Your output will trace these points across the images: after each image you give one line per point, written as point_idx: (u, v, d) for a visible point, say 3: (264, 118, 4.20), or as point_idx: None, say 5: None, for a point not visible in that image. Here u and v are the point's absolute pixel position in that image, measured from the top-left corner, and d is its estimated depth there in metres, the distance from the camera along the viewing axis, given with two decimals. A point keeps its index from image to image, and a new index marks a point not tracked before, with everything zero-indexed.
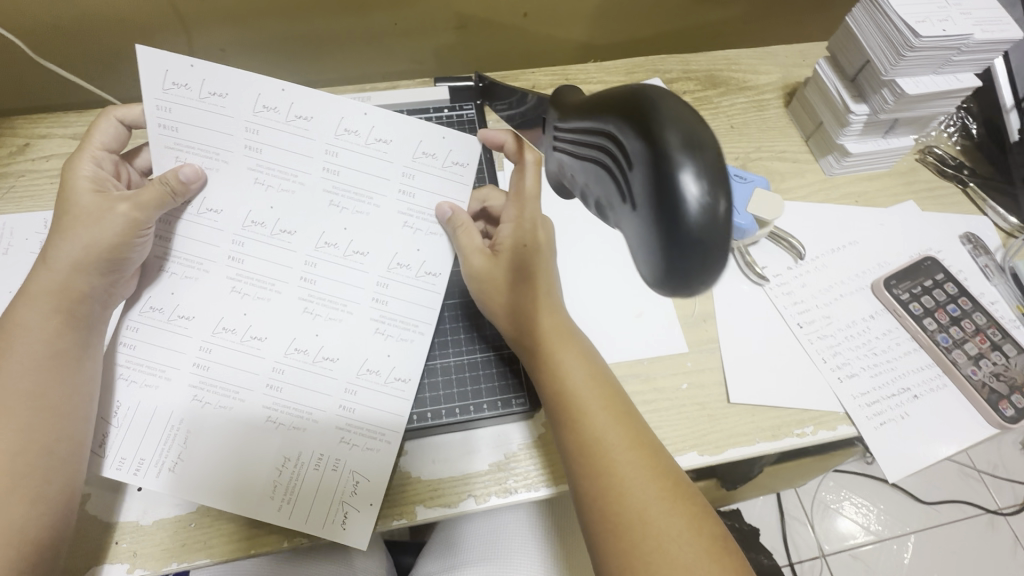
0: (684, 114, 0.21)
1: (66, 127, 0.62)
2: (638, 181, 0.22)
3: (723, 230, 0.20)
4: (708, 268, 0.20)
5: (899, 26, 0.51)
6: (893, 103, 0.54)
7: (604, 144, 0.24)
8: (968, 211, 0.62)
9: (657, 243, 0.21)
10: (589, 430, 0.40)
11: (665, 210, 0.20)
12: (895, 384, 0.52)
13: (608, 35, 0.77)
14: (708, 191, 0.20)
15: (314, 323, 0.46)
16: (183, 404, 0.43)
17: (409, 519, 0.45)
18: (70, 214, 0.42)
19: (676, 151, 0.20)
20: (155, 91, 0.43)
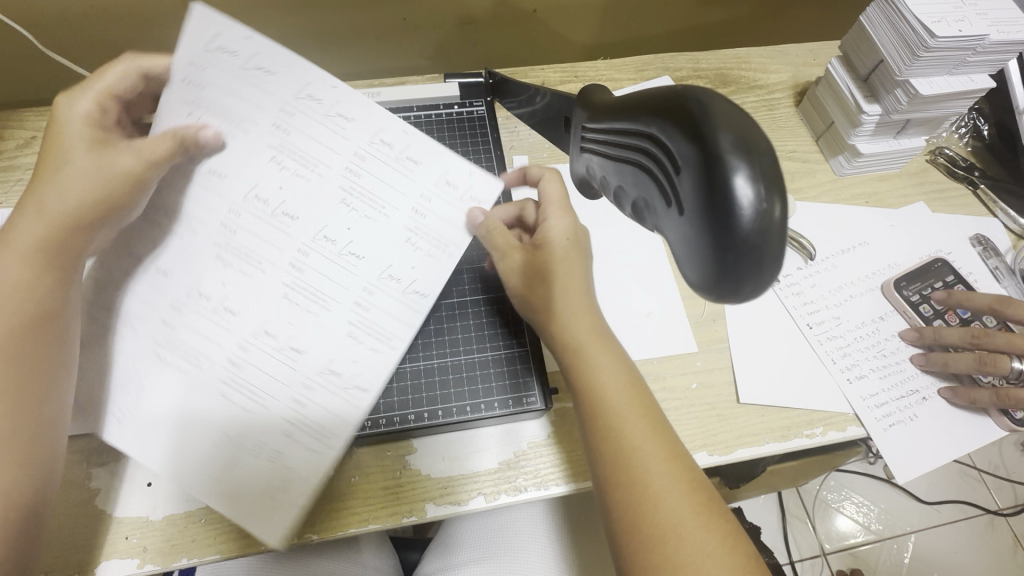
0: (731, 111, 0.21)
1: None
2: (686, 182, 0.21)
3: (775, 230, 0.20)
4: (761, 268, 0.20)
5: (915, 26, 0.50)
6: (906, 103, 0.54)
7: (646, 146, 0.24)
8: (978, 212, 0.62)
9: (707, 245, 0.21)
10: (627, 440, 0.39)
11: (716, 210, 0.20)
12: (905, 386, 0.52)
13: (617, 32, 0.77)
14: (759, 188, 0.20)
15: (289, 311, 0.41)
16: (144, 358, 0.41)
17: (419, 516, 0.45)
18: (65, 171, 0.42)
19: (727, 150, 0.20)
20: (194, 49, 0.42)
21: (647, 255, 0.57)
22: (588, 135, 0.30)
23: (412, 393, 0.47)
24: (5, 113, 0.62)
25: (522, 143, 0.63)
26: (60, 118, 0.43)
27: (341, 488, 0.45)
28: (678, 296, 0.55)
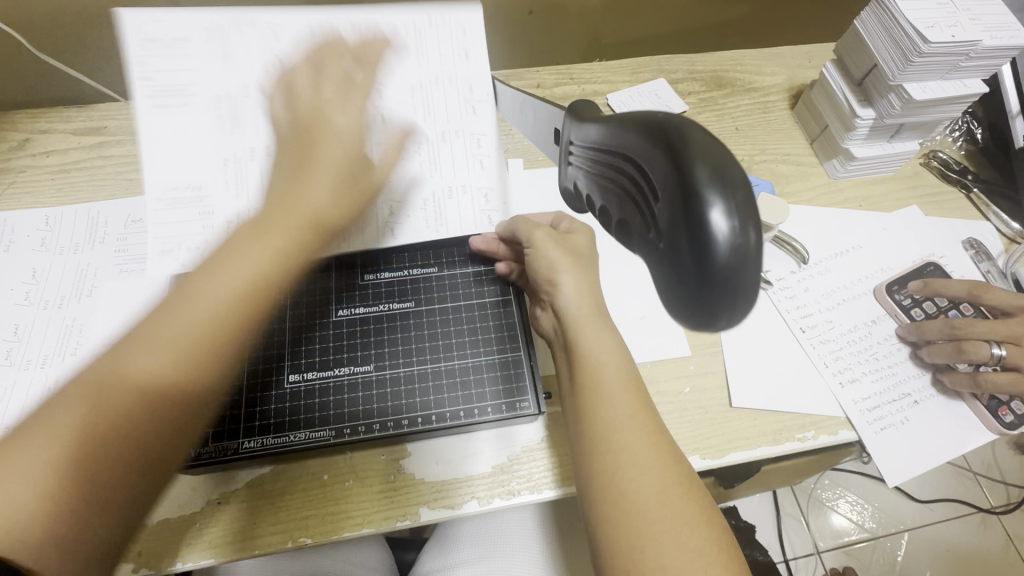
0: (711, 144, 0.21)
1: (67, 123, 0.61)
2: (665, 210, 0.22)
3: (749, 261, 0.20)
4: (736, 299, 0.21)
5: (908, 31, 0.50)
6: (900, 107, 0.54)
7: (628, 169, 0.24)
8: (971, 215, 0.63)
9: (680, 273, 0.21)
10: (609, 415, 0.39)
11: (694, 241, 0.20)
12: (897, 390, 0.52)
13: (613, 34, 0.77)
14: (735, 223, 0.20)
15: (270, 193, 0.47)
16: (224, 92, 0.48)
17: (412, 520, 0.45)
18: (328, 142, 0.41)
19: (702, 184, 0.20)
20: (433, 16, 0.50)
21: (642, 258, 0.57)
22: (574, 147, 0.30)
23: (405, 398, 0.47)
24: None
25: (517, 146, 0.64)
26: (320, 125, 0.41)
27: (336, 492, 0.45)
28: None
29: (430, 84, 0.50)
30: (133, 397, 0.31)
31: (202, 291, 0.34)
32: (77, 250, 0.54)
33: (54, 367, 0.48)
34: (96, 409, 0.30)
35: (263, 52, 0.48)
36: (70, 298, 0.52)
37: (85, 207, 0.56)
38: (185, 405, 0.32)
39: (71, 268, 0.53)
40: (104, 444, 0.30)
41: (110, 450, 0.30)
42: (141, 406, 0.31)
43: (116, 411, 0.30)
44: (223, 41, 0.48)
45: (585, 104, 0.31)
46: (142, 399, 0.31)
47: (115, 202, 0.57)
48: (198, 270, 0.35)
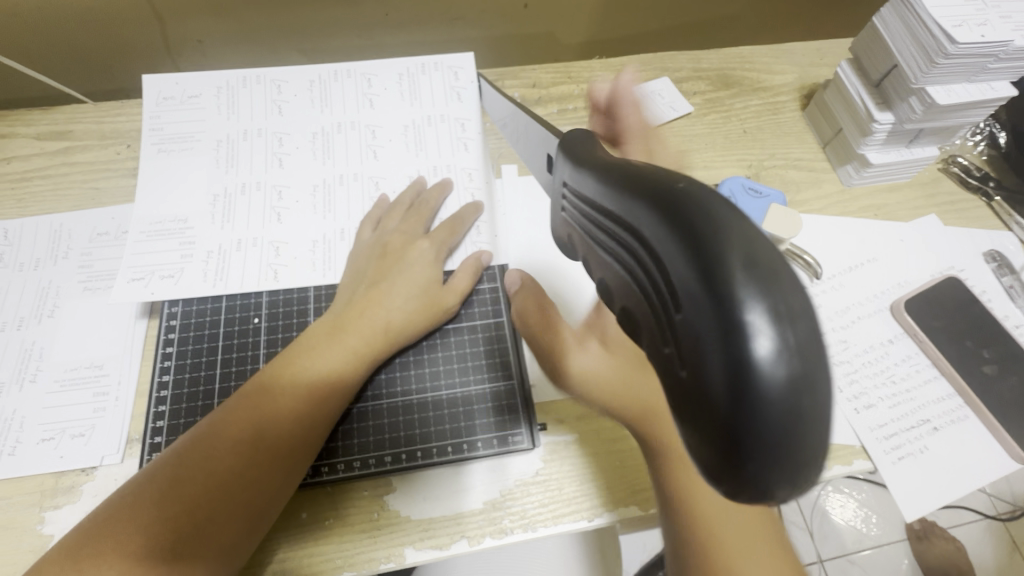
0: (747, 230, 0.16)
1: (30, 126, 0.57)
2: (682, 315, 0.16)
3: (807, 408, 0.15)
4: (793, 458, 0.15)
5: (933, 30, 0.47)
6: (922, 112, 0.50)
7: (636, 251, 0.19)
8: (992, 225, 0.59)
9: (703, 417, 0.16)
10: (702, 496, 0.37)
11: (729, 375, 0.15)
12: (915, 416, 0.49)
13: (614, 29, 0.73)
14: (787, 350, 0.14)
15: (271, 219, 0.52)
16: (226, 139, 0.54)
17: (397, 562, 0.42)
18: (404, 270, 0.48)
19: (743, 294, 0.15)
20: (414, 64, 0.59)
21: None
22: (574, 198, 0.25)
23: (388, 433, 0.45)
24: None
25: None
26: (403, 243, 0.50)
27: (314, 532, 0.42)
28: None
29: (422, 122, 0.57)
30: (238, 448, 0.38)
31: (288, 385, 0.41)
32: (38, 266, 0.50)
33: (12, 396, 0.45)
34: (210, 458, 0.37)
35: (266, 102, 0.56)
36: (30, 319, 0.48)
37: (47, 219, 0.53)
38: (269, 471, 0.38)
39: (31, 286, 0.49)
40: (200, 507, 0.36)
41: (216, 509, 0.36)
42: (239, 458, 0.38)
43: (224, 473, 0.37)
44: (229, 95, 0.56)
45: (578, 138, 0.28)
46: (237, 466, 0.37)
47: (79, 213, 0.53)
48: (282, 362, 0.42)
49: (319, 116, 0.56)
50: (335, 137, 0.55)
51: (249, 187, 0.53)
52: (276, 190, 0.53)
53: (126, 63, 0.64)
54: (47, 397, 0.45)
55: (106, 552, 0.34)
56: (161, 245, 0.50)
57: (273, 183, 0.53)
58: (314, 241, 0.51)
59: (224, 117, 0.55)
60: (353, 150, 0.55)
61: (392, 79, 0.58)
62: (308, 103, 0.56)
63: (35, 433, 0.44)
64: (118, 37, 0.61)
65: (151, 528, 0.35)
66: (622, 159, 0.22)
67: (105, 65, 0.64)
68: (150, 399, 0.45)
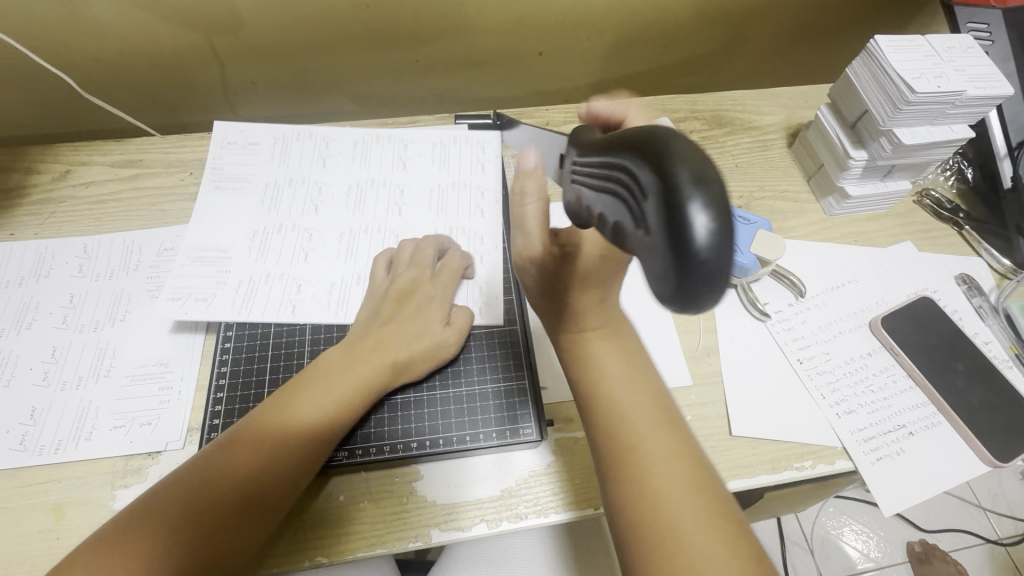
0: (701, 155, 0.24)
1: (106, 156, 0.66)
2: (649, 222, 0.24)
3: (723, 263, 0.23)
4: (715, 294, 0.23)
5: (896, 81, 0.54)
6: (891, 150, 0.57)
7: (623, 175, 0.27)
8: (963, 252, 0.65)
9: (665, 274, 0.24)
10: (628, 436, 0.41)
11: (670, 246, 0.23)
12: (892, 421, 0.54)
13: (620, 73, 0.81)
14: (710, 221, 0.23)
15: (299, 261, 0.59)
16: (273, 183, 0.62)
17: (424, 541, 0.47)
18: (412, 308, 0.53)
19: (690, 194, 0.23)
20: (445, 134, 0.67)
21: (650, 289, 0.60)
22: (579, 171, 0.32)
23: (391, 426, 0.50)
24: (43, 149, 0.66)
25: None
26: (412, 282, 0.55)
27: (351, 512, 0.48)
28: (675, 331, 0.58)
29: (445, 185, 0.64)
30: (260, 464, 0.42)
31: (306, 408, 0.45)
32: (112, 276, 0.58)
33: (88, 388, 0.51)
34: (232, 464, 0.41)
35: (314, 155, 0.65)
36: (105, 322, 0.55)
37: (120, 236, 0.60)
38: (279, 485, 0.42)
39: (106, 293, 0.56)
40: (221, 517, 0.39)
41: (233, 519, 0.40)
42: (259, 473, 0.42)
43: (245, 485, 0.41)
44: (284, 148, 0.65)
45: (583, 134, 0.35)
46: (254, 476, 0.41)
47: (147, 231, 0.61)
48: (304, 384, 0.47)
49: (357, 172, 0.64)
50: (369, 188, 0.63)
51: (284, 228, 0.60)
52: (308, 234, 0.60)
53: (187, 100, 0.73)
54: (119, 390, 0.52)
55: (129, 537, 0.37)
56: (204, 268, 0.57)
57: (308, 227, 0.60)
58: (332, 283, 0.58)
59: (275, 164, 0.63)
60: (381, 202, 0.63)
61: (425, 143, 0.67)
62: (350, 160, 0.65)
63: (108, 421, 0.50)
64: (184, 78, 0.70)
65: (179, 531, 0.38)
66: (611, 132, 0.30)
67: (169, 103, 0.73)
68: (210, 388, 0.52)
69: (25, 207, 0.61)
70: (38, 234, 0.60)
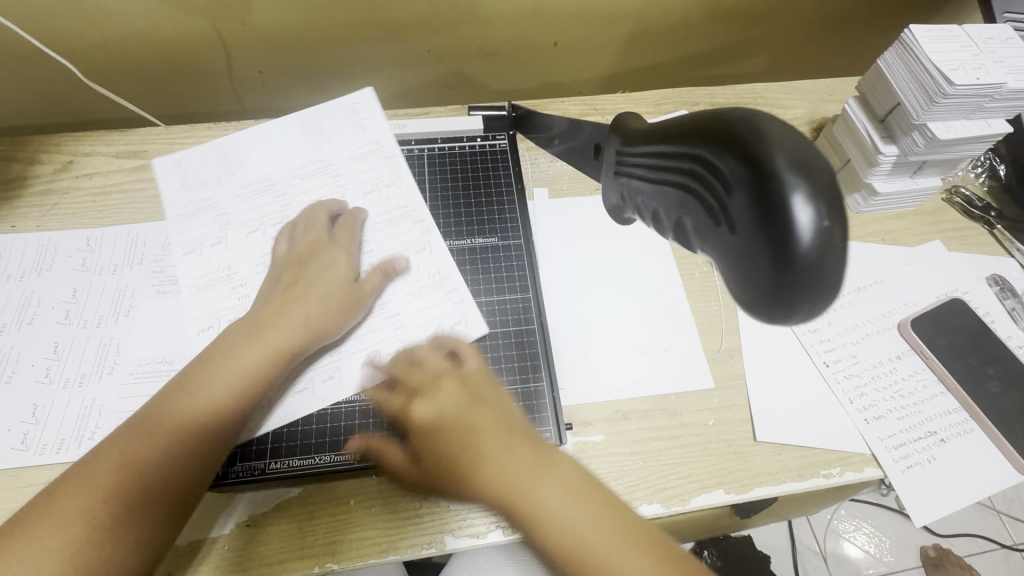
0: (798, 142, 0.26)
1: (110, 146, 0.64)
2: (740, 220, 0.26)
3: (829, 256, 0.25)
4: (822, 286, 0.25)
5: (933, 72, 0.52)
6: (924, 146, 0.55)
7: (694, 169, 0.28)
8: (994, 252, 0.63)
9: (768, 271, 0.26)
10: (558, 545, 0.33)
11: (772, 240, 0.25)
12: (923, 428, 0.52)
13: (637, 64, 0.79)
14: (813, 214, 0.25)
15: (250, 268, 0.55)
16: (270, 176, 0.60)
17: (438, 548, 0.45)
18: (318, 271, 0.50)
19: (792, 187, 0.25)
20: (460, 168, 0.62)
21: (669, 288, 0.58)
22: (627, 160, 0.34)
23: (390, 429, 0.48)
24: (45, 138, 0.64)
25: (542, 175, 0.65)
26: (313, 248, 0.52)
27: (362, 517, 0.46)
28: (697, 332, 0.56)
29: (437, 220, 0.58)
30: (152, 453, 0.39)
31: (203, 385, 0.42)
32: (116, 271, 0.56)
33: (91, 385, 0.50)
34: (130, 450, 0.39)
35: (319, 158, 0.61)
36: (109, 317, 0.53)
37: (125, 228, 0.59)
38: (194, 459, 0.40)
39: (110, 288, 0.55)
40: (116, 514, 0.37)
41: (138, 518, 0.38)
42: (162, 467, 0.39)
43: (142, 467, 0.38)
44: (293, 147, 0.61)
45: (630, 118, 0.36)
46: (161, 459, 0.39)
47: (153, 224, 0.59)
48: (202, 362, 0.44)
49: (355, 186, 0.59)
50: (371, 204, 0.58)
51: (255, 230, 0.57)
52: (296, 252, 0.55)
53: (193, 89, 0.71)
54: (122, 387, 0.50)
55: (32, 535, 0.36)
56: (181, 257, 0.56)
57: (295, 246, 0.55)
58: None
59: (279, 159, 0.60)
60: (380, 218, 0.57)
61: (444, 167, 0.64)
62: (354, 170, 0.60)
63: (111, 420, 0.48)
64: (190, 67, 0.68)
65: (79, 529, 0.36)
66: (664, 122, 0.32)
67: (174, 92, 0.71)
68: None
69: (27, 198, 0.60)
70: (40, 226, 0.58)
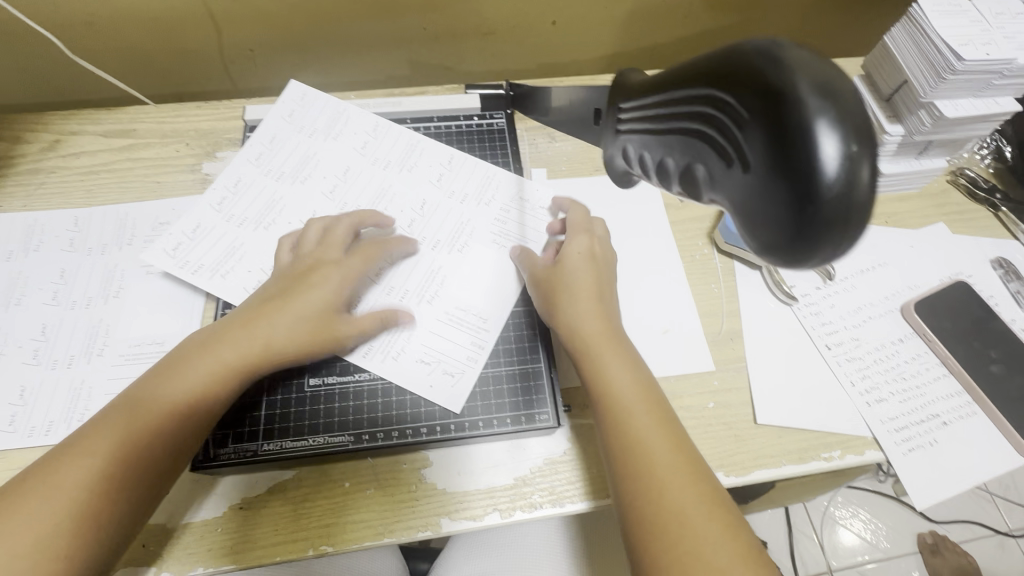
0: (825, 67, 0.23)
1: (98, 125, 0.62)
2: (755, 155, 0.24)
3: (857, 191, 0.22)
4: (851, 223, 0.23)
5: (941, 48, 0.50)
6: (930, 124, 0.54)
7: (710, 111, 0.27)
8: (999, 234, 0.62)
9: (785, 211, 0.23)
10: (631, 428, 0.40)
11: (792, 173, 0.23)
12: (925, 411, 0.51)
13: (638, 44, 0.77)
14: (841, 142, 0.22)
15: (225, 255, 0.53)
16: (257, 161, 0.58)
17: (433, 531, 0.45)
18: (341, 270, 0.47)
19: (815, 113, 0.22)
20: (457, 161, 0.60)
21: (669, 270, 0.57)
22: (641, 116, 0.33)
23: (382, 411, 0.47)
24: (32, 117, 0.62)
25: (540, 156, 0.64)
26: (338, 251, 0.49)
27: (358, 500, 0.45)
28: (698, 316, 0.55)
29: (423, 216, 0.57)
30: (168, 430, 0.38)
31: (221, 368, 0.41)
32: (105, 252, 0.55)
33: (80, 367, 0.49)
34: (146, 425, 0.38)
35: (311, 146, 0.59)
36: (99, 298, 0.52)
37: (114, 208, 0.57)
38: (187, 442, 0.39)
39: (98, 268, 0.54)
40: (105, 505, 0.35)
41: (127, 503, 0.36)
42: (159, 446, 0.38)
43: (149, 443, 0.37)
44: (284, 136, 0.59)
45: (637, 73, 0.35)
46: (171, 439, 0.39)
47: (143, 204, 0.58)
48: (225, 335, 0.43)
49: (344, 179, 0.58)
50: (352, 183, 0.58)
51: (235, 216, 0.55)
52: (278, 232, 0.54)
53: (184, 67, 0.70)
54: (112, 370, 0.49)
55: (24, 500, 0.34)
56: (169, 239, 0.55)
57: (277, 227, 0.55)
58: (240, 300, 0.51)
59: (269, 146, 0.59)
60: (364, 197, 0.57)
61: (440, 141, 0.62)
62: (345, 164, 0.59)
63: (101, 402, 0.48)
64: (180, 45, 0.66)
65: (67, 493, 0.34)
66: (672, 73, 0.30)
67: (164, 71, 0.70)
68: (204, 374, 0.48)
69: (13, 177, 0.58)
70: (27, 206, 0.57)
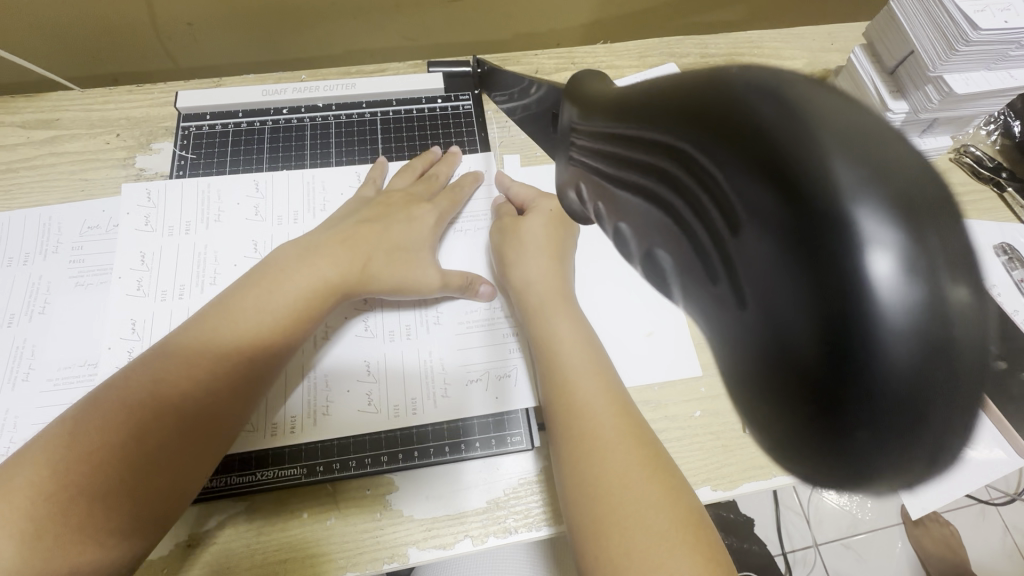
0: (869, 122, 0.12)
1: (16, 116, 0.55)
2: (752, 289, 0.11)
3: (944, 387, 0.11)
4: (934, 445, 0.11)
5: (955, 15, 0.45)
6: (938, 102, 0.48)
7: (664, 169, 0.14)
8: (1003, 218, 0.58)
9: (807, 410, 0.11)
10: (570, 385, 0.38)
11: (825, 353, 0.11)
12: None
13: (620, 10, 0.70)
14: (914, 284, 0.11)
15: (147, 266, 0.49)
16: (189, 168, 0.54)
17: (401, 562, 0.41)
18: (408, 222, 0.49)
19: (867, 232, 0.11)
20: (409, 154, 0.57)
21: None
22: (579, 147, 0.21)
23: (336, 441, 0.44)
24: None
25: (513, 141, 0.58)
26: (400, 202, 0.51)
27: (317, 533, 0.42)
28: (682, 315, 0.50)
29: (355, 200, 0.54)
30: (206, 379, 0.37)
31: (249, 317, 0.40)
32: (27, 261, 0.49)
33: (5, 395, 0.44)
34: (178, 373, 0.37)
35: (243, 144, 0.55)
36: (21, 316, 0.47)
37: (35, 212, 0.51)
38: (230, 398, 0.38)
39: (21, 281, 0.48)
40: (133, 448, 0.34)
41: (160, 462, 0.34)
42: (199, 392, 0.37)
43: (173, 403, 0.36)
44: (219, 136, 0.55)
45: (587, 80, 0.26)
46: (200, 397, 0.37)
47: (68, 205, 0.52)
48: (254, 283, 0.42)
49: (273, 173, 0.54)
50: (277, 177, 0.53)
51: (159, 224, 0.50)
52: (203, 241, 0.50)
53: (114, 46, 0.62)
54: (40, 397, 0.44)
55: (42, 463, 0.33)
56: (97, 246, 0.50)
57: (198, 253, 0.50)
58: (168, 313, 0.47)
59: (200, 148, 0.55)
60: (295, 191, 0.53)
61: (391, 128, 0.57)
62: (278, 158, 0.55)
63: (29, 433, 0.43)
64: (104, 18, 0.59)
65: (56, 465, 0.33)
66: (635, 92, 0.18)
67: (92, 49, 0.62)
68: None
69: None
70: None
